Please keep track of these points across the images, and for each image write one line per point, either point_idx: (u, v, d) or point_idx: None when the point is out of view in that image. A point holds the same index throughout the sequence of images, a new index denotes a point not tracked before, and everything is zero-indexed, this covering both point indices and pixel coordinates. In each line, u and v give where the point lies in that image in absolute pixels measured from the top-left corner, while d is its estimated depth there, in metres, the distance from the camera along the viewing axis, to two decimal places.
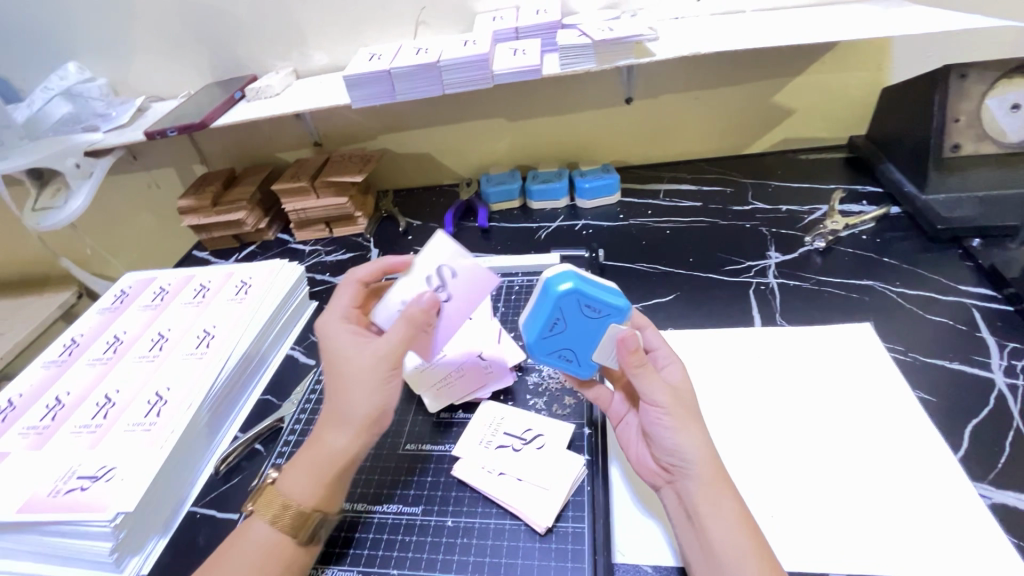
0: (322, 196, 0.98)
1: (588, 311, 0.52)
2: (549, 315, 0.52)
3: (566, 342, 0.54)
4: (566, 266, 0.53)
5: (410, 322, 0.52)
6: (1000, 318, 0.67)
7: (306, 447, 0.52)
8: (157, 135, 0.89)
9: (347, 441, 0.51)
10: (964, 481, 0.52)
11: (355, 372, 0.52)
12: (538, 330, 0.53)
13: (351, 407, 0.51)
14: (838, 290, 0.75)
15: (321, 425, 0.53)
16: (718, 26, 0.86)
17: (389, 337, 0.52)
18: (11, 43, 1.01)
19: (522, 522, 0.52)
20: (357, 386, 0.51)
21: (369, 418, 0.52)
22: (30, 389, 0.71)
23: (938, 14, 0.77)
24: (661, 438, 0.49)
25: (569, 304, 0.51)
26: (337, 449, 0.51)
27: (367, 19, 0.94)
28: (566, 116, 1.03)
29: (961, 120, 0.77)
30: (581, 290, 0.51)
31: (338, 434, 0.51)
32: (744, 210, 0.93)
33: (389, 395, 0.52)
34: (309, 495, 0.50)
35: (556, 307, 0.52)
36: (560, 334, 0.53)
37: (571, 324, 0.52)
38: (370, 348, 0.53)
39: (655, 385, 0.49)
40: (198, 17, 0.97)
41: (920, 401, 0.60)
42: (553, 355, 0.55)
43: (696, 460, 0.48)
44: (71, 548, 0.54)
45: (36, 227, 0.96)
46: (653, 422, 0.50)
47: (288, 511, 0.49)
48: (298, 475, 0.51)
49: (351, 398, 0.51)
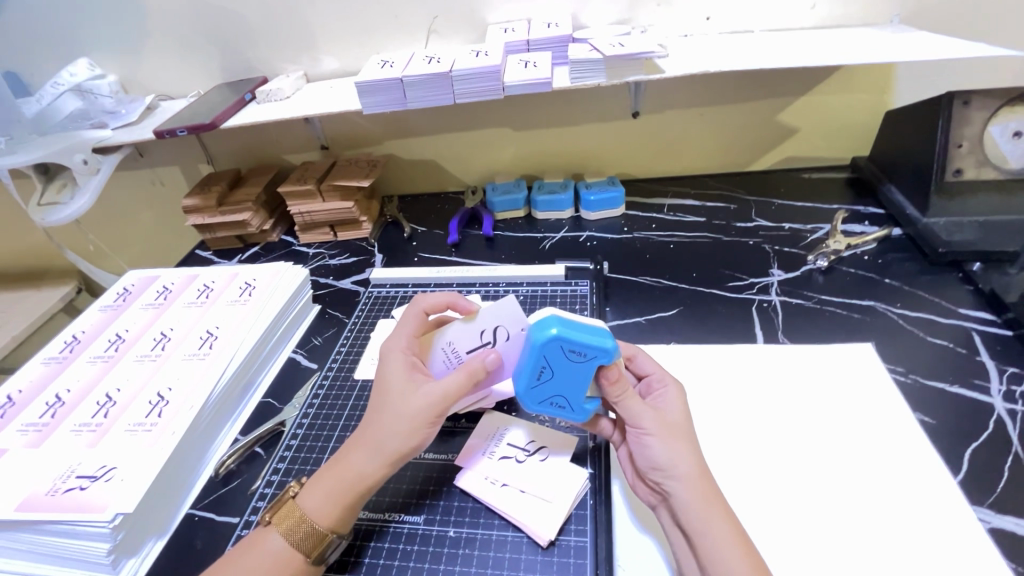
0: (328, 200, 0.98)
1: (573, 356, 0.51)
2: (535, 363, 0.53)
3: (558, 389, 0.54)
4: (549, 312, 0.54)
5: (470, 375, 0.54)
6: (998, 342, 0.68)
7: (333, 465, 0.52)
8: (168, 134, 0.89)
9: (374, 470, 0.51)
10: (964, 504, 0.52)
11: (399, 407, 0.52)
12: (527, 379, 0.54)
13: (387, 439, 0.51)
14: (840, 309, 0.75)
15: (352, 447, 0.53)
16: (727, 45, 0.88)
17: (443, 385, 0.53)
18: (22, 38, 1.01)
19: (524, 534, 0.52)
20: (397, 421, 0.51)
21: (399, 454, 0.51)
22: (29, 384, 0.71)
23: (942, 41, 0.78)
24: (645, 457, 0.51)
25: (553, 351, 0.52)
26: (362, 475, 0.51)
27: (380, 26, 0.95)
28: (573, 128, 1.03)
29: (963, 145, 0.78)
30: (564, 336, 0.51)
31: (366, 461, 0.51)
32: (747, 227, 0.94)
33: (426, 438, 0.53)
34: (326, 515, 0.50)
35: (540, 355, 0.52)
36: (549, 380, 0.53)
37: (558, 371, 0.53)
38: (419, 388, 0.53)
39: (635, 409, 0.52)
40: (211, 19, 0.97)
41: (920, 423, 0.60)
42: (548, 403, 0.55)
43: (682, 478, 0.48)
44: (67, 548, 0.54)
45: (41, 221, 0.95)
46: (637, 443, 0.52)
47: (304, 528, 0.49)
48: (320, 491, 0.51)
49: (388, 430, 0.52)
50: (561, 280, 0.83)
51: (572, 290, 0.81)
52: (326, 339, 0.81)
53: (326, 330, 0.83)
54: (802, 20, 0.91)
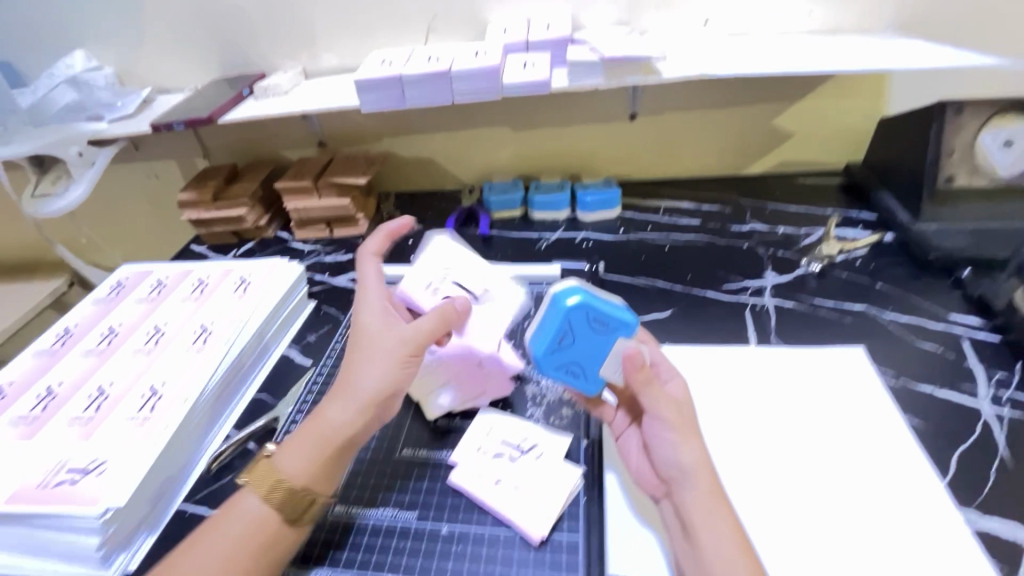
0: (324, 196, 0.98)
1: (596, 325, 0.54)
2: (558, 328, 0.54)
3: (574, 356, 0.55)
4: (575, 282, 0.56)
5: (443, 317, 0.57)
6: (988, 348, 0.68)
7: (309, 423, 0.54)
8: (164, 127, 0.88)
9: (352, 418, 0.53)
10: (950, 506, 0.53)
11: (372, 353, 0.54)
12: (547, 344, 0.54)
13: (361, 387, 0.53)
14: (833, 313, 0.76)
15: (328, 401, 0.54)
16: (724, 49, 0.89)
17: (415, 326, 0.56)
18: (17, 28, 1.00)
19: (516, 531, 0.52)
20: (372, 367, 0.54)
21: (376, 400, 0.54)
22: (21, 377, 0.71)
23: (937, 50, 0.79)
24: (664, 450, 0.51)
25: (578, 318, 0.53)
26: (340, 425, 0.53)
27: (379, 24, 0.95)
28: (571, 129, 1.04)
29: (955, 153, 0.79)
30: (591, 305, 0.53)
31: (343, 411, 0.53)
32: (742, 230, 0.94)
33: (401, 382, 0.55)
34: (304, 471, 0.51)
35: (565, 321, 0.53)
36: (568, 347, 0.55)
37: (579, 338, 0.54)
38: (392, 332, 0.56)
39: (658, 401, 0.51)
40: (210, 13, 0.97)
41: (910, 426, 0.61)
42: (562, 371, 0.56)
43: (694, 472, 0.49)
44: (57, 541, 0.53)
45: (34, 214, 0.94)
46: (656, 435, 0.52)
47: (281, 488, 0.50)
48: (296, 450, 0.52)
49: (363, 377, 0.54)
50: (557, 280, 0.84)
51: None
52: (321, 335, 0.81)
53: (321, 326, 0.83)
54: (800, 26, 0.92)
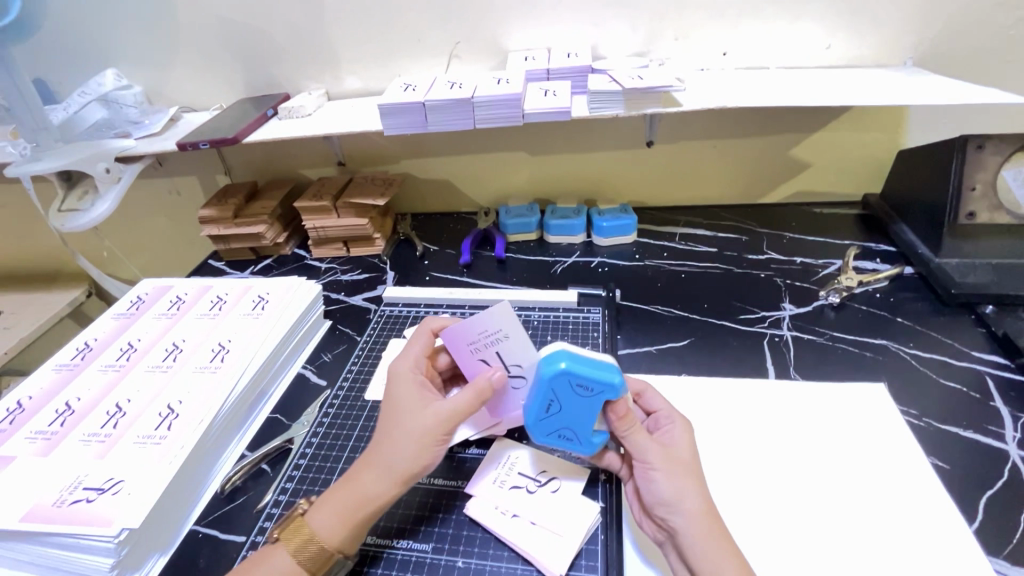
0: (343, 216, 0.99)
1: (581, 391, 0.52)
2: (544, 397, 0.53)
3: (565, 422, 0.54)
4: (558, 344, 0.54)
5: (478, 394, 0.54)
6: (1013, 388, 0.67)
7: (343, 482, 0.52)
8: (191, 147, 0.90)
9: (384, 489, 0.51)
10: (980, 554, 0.51)
11: (411, 424, 0.52)
12: (536, 412, 0.54)
13: (396, 459, 0.51)
14: (852, 347, 0.75)
15: (363, 463, 0.53)
16: (742, 81, 0.89)
17: (450, 403, 0.53)
18: (50, 47, 1.03)
19: (534, 568, 0.51)
20: (409, 439, 0.52)
21: (409, 474, 0.52)
22: (40, 391, 0.71)
23: (958, 85, 0.80)
24: (650, 492, 0.51)
25: (562, 385, 0.52)
26: (371, 495, 0.51)
27: (402, 49, 0.98)
28: (587, 155, 1.05)
29: (976, 189, 0.79)
30: (572, 370, 0.52)
31: (376, 480, 0.51)
32: (759, 259, 0.94)
33: (435, 457, 0.53)
34: (335, 534, 0.50)
35: (550, 388, 0.53)
36: (558, 414, 0.54)
37: (565, 405, 0.53)
38: (430, 406, 0.54)
39: (641, 443, 0.52)
40: (238, 37, 0.99)
41: (934, 467, 0.60)
42: (555, 435, 0.56)
43: (686, 513, 0.49)
44: (70, 561, 0.53)
45: (60, 227, 0.96)
46: (643, 478, 0.52)
47: (312, 546, 0.49)
48: (329, 510, 0.51)
49: (399, 450, 0.52)
50: (574, 306, 0.84)
51: (584, 317, 0.82)
52: (336, 356, 0.81)
53: (336, 346, 0.83)
54: (818, 59, 0.93)
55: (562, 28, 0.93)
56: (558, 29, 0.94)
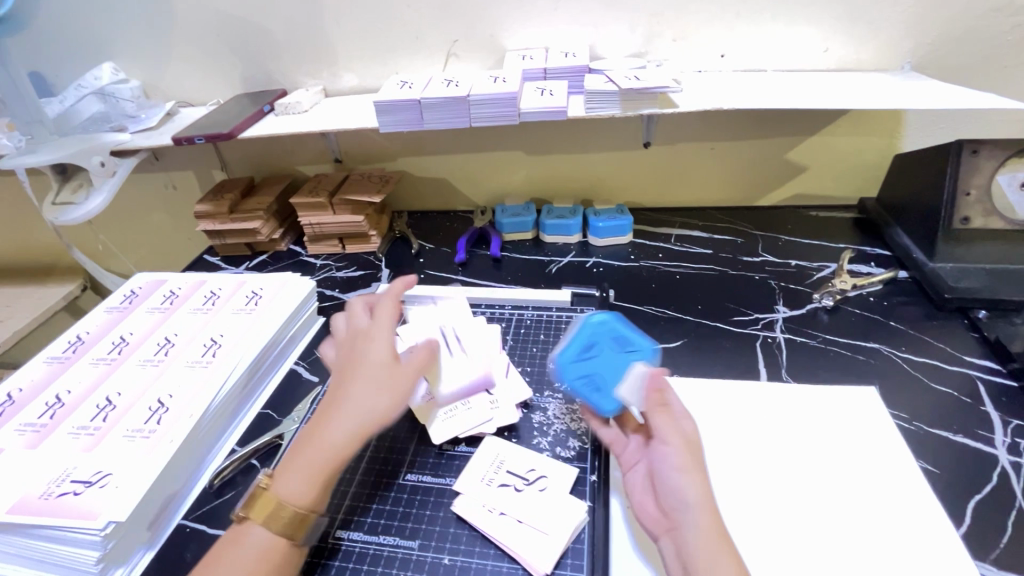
0: (338, 212, 0.99)
1: (620, 343, 0.59)
2: (586, 338, 0.58)
3: (594, 370, 0.58)
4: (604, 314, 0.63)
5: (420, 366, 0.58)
6: (1004, 393, 0.67)
7: (308, 442, 0.53)
8: (186, 140, 0.90)
9: (350, 441, 0.52)
10: (965, 559, 0.51)
11: (378, 382, 0.55)
12: (573, 353, 0.58)
13: (364, 411, 0.53)
14: (844, 350, 0.75)
15: (324, 420, 0.53)
16: (738, 83, 0.90)
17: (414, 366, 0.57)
18: (43, 40, 1.03)
19: (520, 566, 0.51)
20: (377, 392, 0.54)
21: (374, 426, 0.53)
22: (30, 384, 0.71)
23: (954, 90, 0.80)
24: (667, 479, 0.51)
25: (606, 335, 0.59)
26: (338, 448, 0.52)
27: (400, 46, 0.98)
28: (584, 154, 1.05)
29: (971, 194, 0.79)
30: (617, 325, 0.59)
31: (342, 432, 0.52)
32: (754, 261, 0.94)
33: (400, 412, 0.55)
34: (304, 496, 0.50)
35: (593, 333, 0.59)
36: (590, 361, 0.58)
37: (603, 352, 0.58)
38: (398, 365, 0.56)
39: (667, 430, 0.52)
40: (234, 31, 0.99)
41: (924, 472, 0.60)
42: (580, 382, 0.58)
43: (694, 508, 0.48)
44: (54, 553, 0.53)
45: (54, 221, 0.96)
46: (660, 465, 0.52)
47: (284, 513, 0.49)
48: (297, 474, 0.51)
49: (368, 402, 0.53)
50: (567, 305, 0.84)
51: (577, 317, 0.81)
52: None
53: None
54: (815, 62, 0.93)
55: (560, 28, 0.93)
56: (557, 29, 0.94)
